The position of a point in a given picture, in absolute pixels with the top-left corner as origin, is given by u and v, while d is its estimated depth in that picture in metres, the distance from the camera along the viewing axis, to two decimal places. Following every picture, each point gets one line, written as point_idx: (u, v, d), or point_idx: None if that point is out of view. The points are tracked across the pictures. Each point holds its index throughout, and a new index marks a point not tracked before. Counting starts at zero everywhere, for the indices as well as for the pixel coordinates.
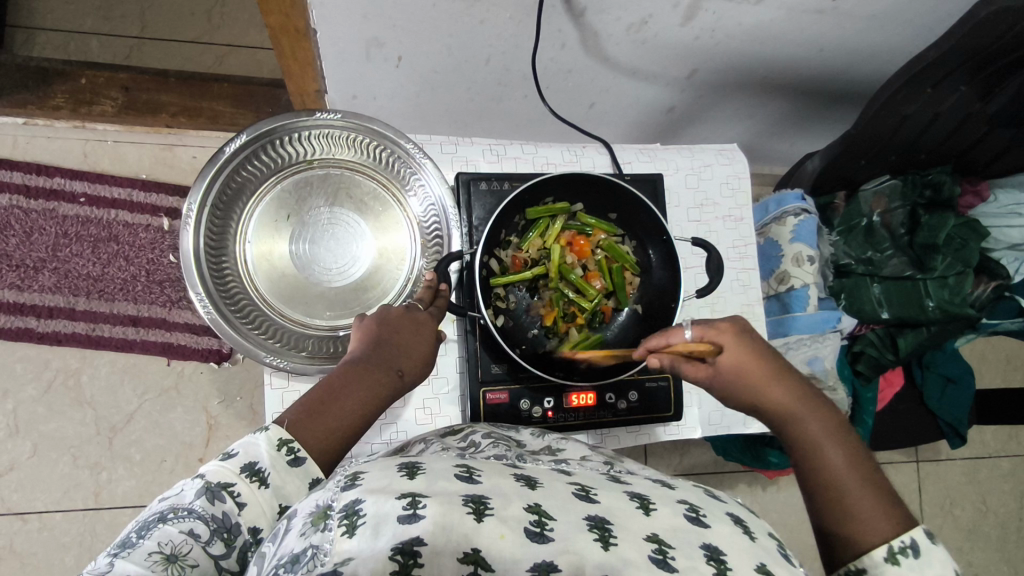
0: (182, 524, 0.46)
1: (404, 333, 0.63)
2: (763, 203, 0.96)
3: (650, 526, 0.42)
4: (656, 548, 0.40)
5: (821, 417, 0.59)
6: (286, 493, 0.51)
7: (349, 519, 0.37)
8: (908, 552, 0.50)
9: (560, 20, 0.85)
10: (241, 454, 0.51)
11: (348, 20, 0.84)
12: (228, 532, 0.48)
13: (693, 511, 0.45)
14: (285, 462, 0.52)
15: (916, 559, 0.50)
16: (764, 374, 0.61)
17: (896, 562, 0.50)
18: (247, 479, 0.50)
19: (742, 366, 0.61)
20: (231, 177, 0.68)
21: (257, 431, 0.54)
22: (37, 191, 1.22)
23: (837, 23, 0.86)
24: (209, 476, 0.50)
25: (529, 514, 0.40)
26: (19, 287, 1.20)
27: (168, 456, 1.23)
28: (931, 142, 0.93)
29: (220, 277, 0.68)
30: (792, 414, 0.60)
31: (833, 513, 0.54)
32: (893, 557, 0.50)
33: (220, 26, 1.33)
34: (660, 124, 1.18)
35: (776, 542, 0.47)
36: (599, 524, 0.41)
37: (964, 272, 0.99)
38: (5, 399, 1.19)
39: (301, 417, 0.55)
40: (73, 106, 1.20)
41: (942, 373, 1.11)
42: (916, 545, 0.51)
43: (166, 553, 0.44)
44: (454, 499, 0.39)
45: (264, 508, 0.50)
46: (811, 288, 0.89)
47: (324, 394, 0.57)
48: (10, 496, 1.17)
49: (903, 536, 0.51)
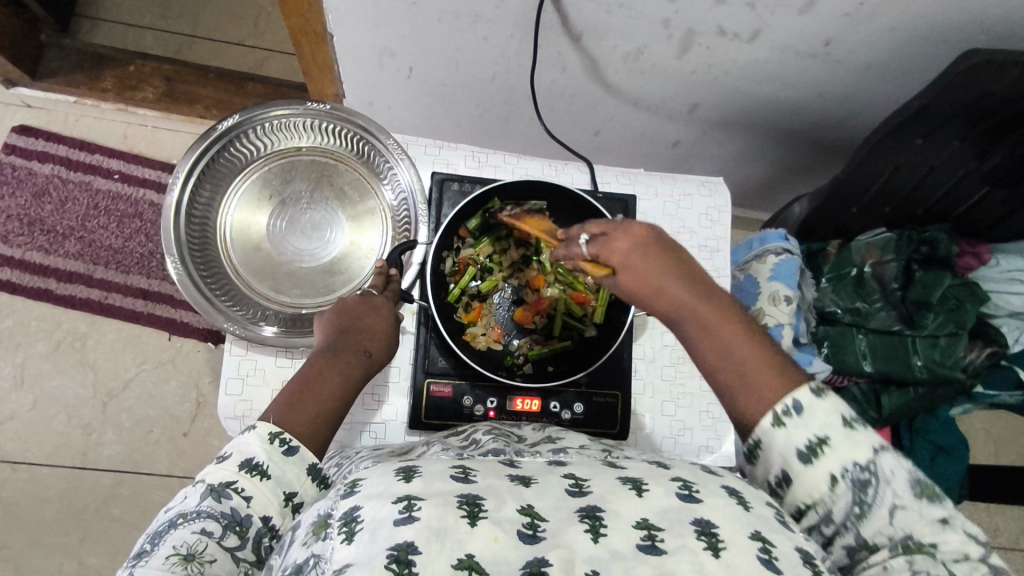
0: (193, 525, 0.47)
1: (366, 318, 0.65)
2: (747, 241, 0.95)
3: (641, 510, 0.41)
4: (645, 534, 0.40)
5: (702, 300, 0.52)
6: (287, 481, 0.52)
7: (349, 526, 0.40)
8: (793, 413, 0.48)
9: (560, 43, 0.88)
10: (235, 454, 0.52)
11: (361, 28, 0.89)
12: (240, 526, 0.49)
13: (686, 488, 0.44)
14: (279, 453, 0.53)
15: (802, 419, 0.48)
16: (648, 268, 0.52)
17: (782, 425, 0.48)
18: (248, 474, 0.51)
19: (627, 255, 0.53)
20: (222, 152, 0.73)
21: (244, 431, 0.54)
22: (77, 164, 1.32)
23: (831, 69, 0.87)
24: (210, 478, 0.50)
25: (522, 516, 0.40)
26: (46, 251, 1.29)
27: (155, 427, 1.27)
28: (926, 198, 0.92)
29: (198, 242, 0.72)
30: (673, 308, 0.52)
31: (734, 392, 0.50)
32: (780, 422, 0.48)
33: (265, 32, 1.41)
34: (666, 158, 1.20)
35: (775, 511, 0.45)
36: (590, 514, 0.40)
37: (958, 334, 0.97)
38: (16, 352, 1.26)
39: (287, 409, 0.56)
40: (118, 89, 1.30)
41: (933, 440, 1.06)
42: (800, 404, 0.48)
43: (182, 554, 0.45)
44: (449, 501, 0.40)
45: (270, 497, 0.51)
46: (784, 327, 0.89)
47: (301, 385, 0.58)
48: (6, 444, 1.23)
49: (787, 399, 0.48)
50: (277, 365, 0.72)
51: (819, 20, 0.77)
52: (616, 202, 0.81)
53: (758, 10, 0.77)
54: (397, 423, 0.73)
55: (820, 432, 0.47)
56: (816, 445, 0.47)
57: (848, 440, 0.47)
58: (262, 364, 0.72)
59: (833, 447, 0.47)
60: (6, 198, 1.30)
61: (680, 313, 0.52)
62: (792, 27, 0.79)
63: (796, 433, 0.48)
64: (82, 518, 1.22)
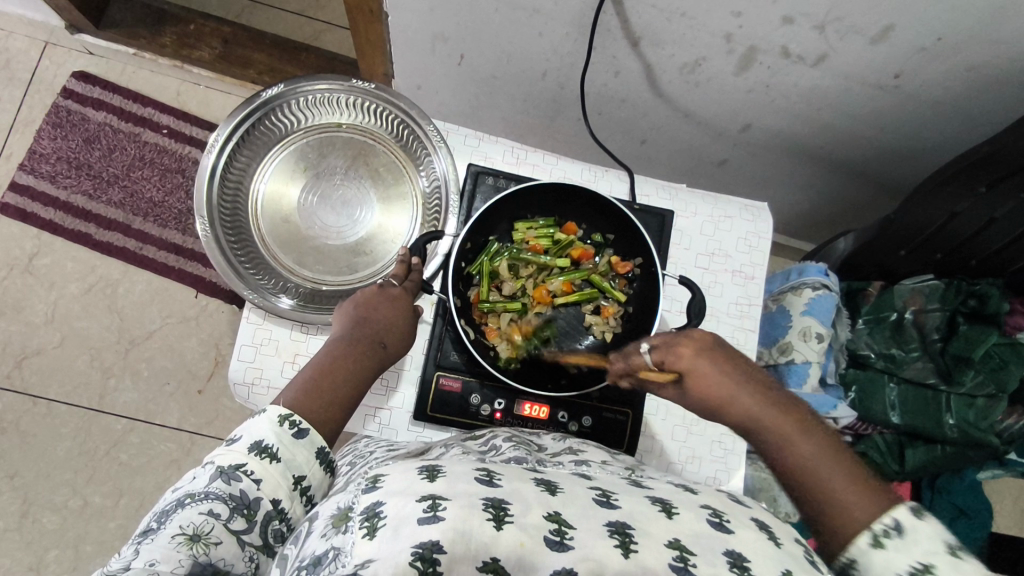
0: (201, 506, 0.47)
1: (381, 309, 0.65)
2: (784, 271, 0.92)
3: (672, 530, 0.39)
4: (677, 555, 0.38)
5: (787, 419, 0.51)
6: (296, 464, 0.51)
7: (370, 521, 0.37)
8: (892, 533, 0.45)
9: (616, 46, 0.86)
10: (245, 437, 0.51)
11: (416, 10, 0.88)
12: (247, 509, 0.48)
13: (717, 516, 0.42)
14: (289, 436, 0.52)
15: (901, 539, 0.44)
16: (720, 389, 0.53)
17: (880, 546, 0.44)
18: (258, 456, 0.50)
19: (699, 384, 0.54)
20: (262, 120, 0.73)
21: (256, 413, 0.53)
22: (129, 115, 1.35)
23: (899, 103, 0.83)
24: (221, 460, 0.49)
25: (548, 522, 0.38)
26: (90, 196, 1.32)
27: (171, 380, 1.30)
28: (982, 249, 0.85)
29: (229, 205, 0.72)
30: (752, 421, 0.52)
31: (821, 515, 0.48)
32: (877, 541, 0.45)
33: (325, 4, 1.41)
34: (710, 175, 1.16)
35: (804, 550, 0.42)
36: (620, 530, 0.39)
37: (996, 396, 0.91)
38: (49, 290, 1.29)
39: (301, 397, 0.55)
40: (176, 47, 1.33)
41: (956, 503, 1.01)
42: (900, 526, 0.45)
43: (188, 535, 0.45)
44: (475, 503, 0.38)
45: (280, 480, 0.50)
46: (813, 366, 0.85)
47: (318, 374, 0.58)
48: (30, 377, 1.26)
49: (884, 518, 0.45)
50: (291, 338, 0.72)
51: (892, 50, 0.73)
52: (653, 216, 0.80)
53: (828, 35, 0.73)
54: (402, 413, 0.71)
55: (924, 558, 0.43)
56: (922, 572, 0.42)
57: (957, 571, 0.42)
58: (277, 336, 0.71)
59: None
60: (58, 140, 1.33)
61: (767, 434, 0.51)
62: (861, 56, 0.75)
63: (895, 557, 0.43)
64: (91, 459, 1.25)
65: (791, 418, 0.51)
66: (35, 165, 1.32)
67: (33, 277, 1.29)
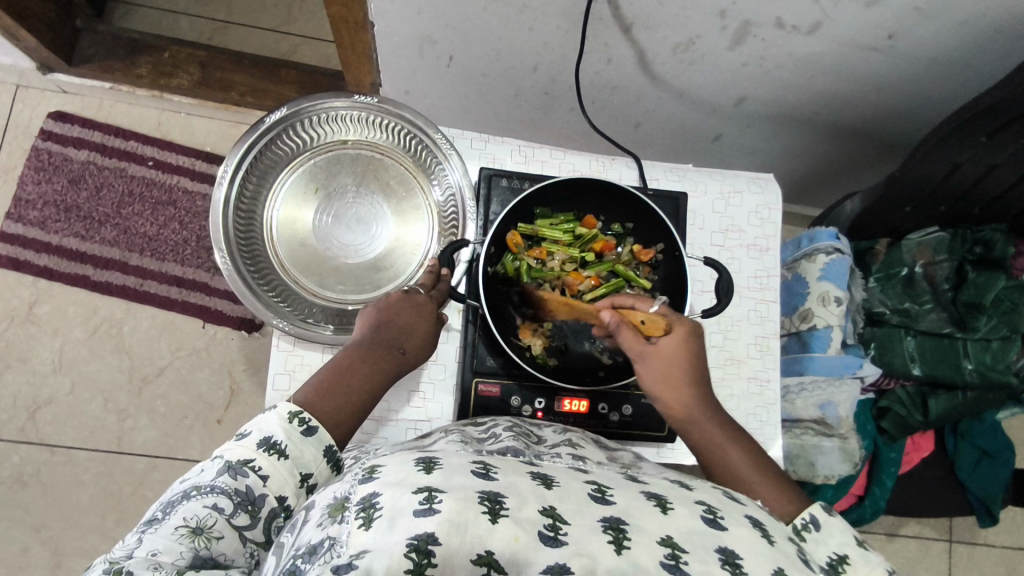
0: (206, 498, 0.48)
1: (403, 315, 0.65)
2: (796, 238, 0.93)
3: (666, 528, 0.40)
4: (669, 552, 0.39)
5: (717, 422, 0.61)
6: (304, 463, 0.52)
7: (366, 513, 0.38)
8: (809, 528, 0.53)
9: (608, 33, 0.86)
10: (255, 432, 0.52)
11: (403, 17, 0.87)
12: (252, 505, 0.49)
13: (711, 512, 0.43)
14: (298, 433, 0.53)
15: (818, 533, 0.53)
16: (677, 380, 0.62)
17: (799, 539, 0.52)
18: (266, 453, 0.51)
19: (661, 368, 0.62)
20: (267, 146, 0.72)
21: (268, 409, 0.54)
22: (112, 151, 1.32)
23: (893, 63, 0.84)
24: (229, 455, 0.51)
25: (544, 517, 0.39)
26: (82, 237, 1.30)
27: (189, 414, 1.28)
28: (984, 197, 0.87)
29: (244, 235, 0.72)
30: (689, 418, 0.62)
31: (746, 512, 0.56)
32: (795, 534, 0.52)
33: (298, 17, 1.39)
34: (706, 150, 1.17)
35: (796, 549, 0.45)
36: (614, 526, 0.39)
37: (1010, 338, 0.94)
38: (53, 337, 1.27)
39: (312, 397, 0.56)
40: (153, 76, 1.30)
41: (979, 445, 1.04)
42: (815, 521, 0.53)
43: (191, 526, 0.46)
44: (469, 495, 0.39)
45: (287, 478, 0.51)
46: (834, 330, 0.88)
47: (331, 376, 0.58)
48: (45, 427, 1.25)
49: (803, 514, 0.53)
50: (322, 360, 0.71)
51: (884, 11, 0.74)
52: (667, 200, 0.80)
53: (821, 3, 0.74)
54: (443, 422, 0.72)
55: (839, 550, 0.51)
56: (838, 562, 0.51)
57: (866, 561, 0.51)
58: (309, 359, 0.71)
59: (854, 566, 0.50)
60: (42, 184, 1.30)
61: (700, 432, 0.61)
62: (855, 20, 0.76)
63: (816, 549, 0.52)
64: (117, 501, 1.24)
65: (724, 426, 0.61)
66: (22, 212, 1.29)
67: (34, 326, 1.27)
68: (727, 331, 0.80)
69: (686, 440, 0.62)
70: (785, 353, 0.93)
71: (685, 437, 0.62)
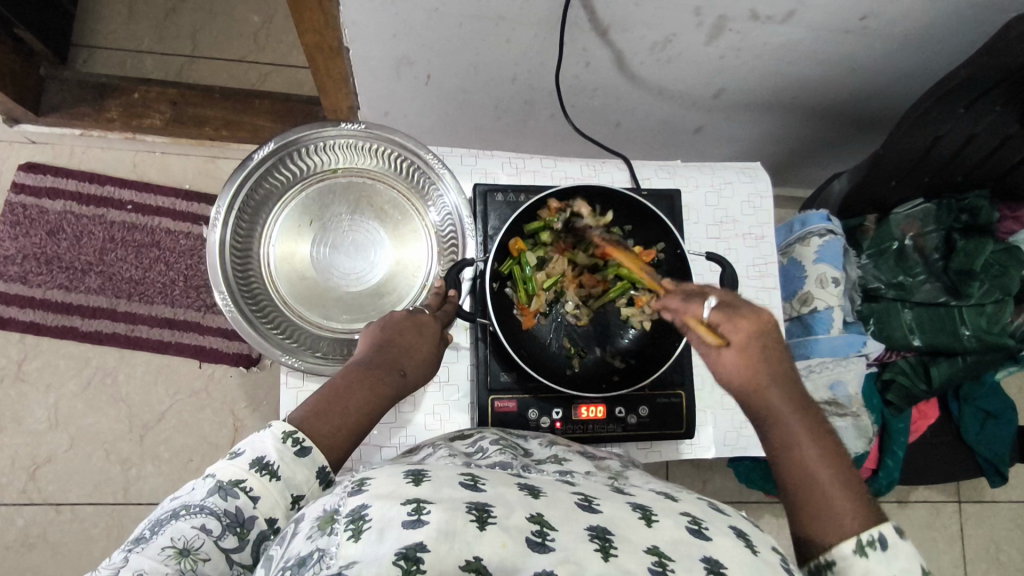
0: (194, 519, 0.47)
1: (408, 335, 0.64)
2: (787, 224, 0.96)
3: (651, 537, 0.40)
4: (656, 560, 0.38)
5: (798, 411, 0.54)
6: (296, 483, 0.50)
7: (355, 524, 0.37)
8: (876, 546, 0.49)
9: (584, 39, 0.86)
10: (248, 452, 0.51)
11: (379, 40, 0.87)
12: (241, 527, 0.48)
13: (696, 523, 0.43)
14: (291, 453, 0.51)
15: (883, 552, 0.49)
16: (755, 366, 0.54)
17: (863, 555, 0.48)
18: (257, 473, 0.50)
19: (740, 355, 0.54)
20: (257, 184, 0.71)
21: (263, 428, 0.53)
22: (89, 198, 1.30)
23: (866, 43, 0.85)
24: (221, 474, 0.50)
25: (531, 524, 0.39)
26: (67, 288, 1.27)
27: (194, 456, 1.26)
28: (966, 164, 0.89)
29: (242, 275, 0.71)
30: (766, 403, 0.54)
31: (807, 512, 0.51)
32: (861, 550, 0.48)
33: (265, 46, 1.38)
34: (689, 142, 1.17)
35: (780, 557, 0.44)
36: (600, 534, 0.39)
37: (1003, 300, 0.95)
38: (47, 393, 1.24)
39: (310, 415, 0.55)
40: (125, 118, 1.26)
41: (982, 407, 1.06)
42: (884, 539, 0.49)
43: (178, 548, 0.45)
44: (458, 506, 0.38)
45: (277, 499, 0.49)
46: (835, 310, 0.90)
47: (331, 394, 0.57)
48: (47, 486, 1.22)
49: (871, 531, 0.49)
50: None
51: None
52: (661, 198, 0.80)
53: None
54: None
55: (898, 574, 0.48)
56: None
57: None
58: None
59: None
60: (20, 238, 1.27)
61: (778, 420, 0.54)
62: (826, 6, 0.77)
63: (878, 567, 0.48)
64: None
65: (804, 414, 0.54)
66: (2, 269, 1.26)
67: (26, 384, 1.24)
68: None
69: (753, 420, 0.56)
70: (790, 337, 0.95)
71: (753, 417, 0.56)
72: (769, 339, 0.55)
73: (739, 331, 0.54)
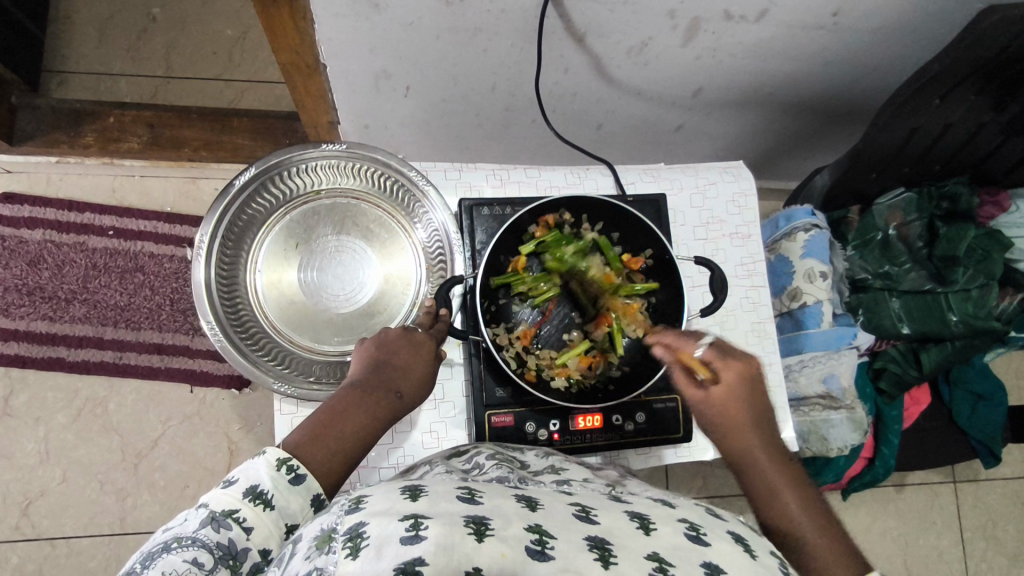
0: (187, 552, 0.45)
1: (401, 353, 0.63)
2: (773, 221, 0.98)
3: (651, 545, 0.40)
4: (657, 566, 0.38)
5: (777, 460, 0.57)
6: (290, 512, 0.50)
7: (353, 541, 0.36)
8: None
9: (562, 45, 0.86)
10: (242, 480, 0.51)
11: (356, 56, 0.86)
12: (234, 559, 0.47)
13: (694, 529, 0.44)
14: (286, 481, 0.51)
15: None
16: (739, 412, 0.58)
17: None
18: (252, 502, 0.49)
19: (724, 401, 0.59)
20: (241, 211, 0.71)
21: (257, 455, 0.53)
22: (69, 226, 1.28)
23: (840, 38, 0.86)
24: (214, 504, 0.49)
25: (529, 534, 0.39)
26: (51, 318, 1.25)
27: (190, 482, 1.25)
28: (944, 153, 0.91)
29: (230, 304, 0.70)
30: (746, 450, 0.58)
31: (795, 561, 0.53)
32: None
33: (240, 63, 1.36)
34: (671, 141, 1.18)
35: (778, 561, 0.44)
36: (600, 543, 0.39)
37: (988, 285, 0.97)
38: (36, 426, 1.22)
39: (306, 441, 0.54)
40: (101, 143, 1.23)
41: (974, 390, 1.07)
42: None
43: None
44: (455, 520, 0.38)
45: (271, 530, 0.49)
46: (824, 304, 0.91)
47: (326, 419, 0.56)
48: (41, 521, 1.20)
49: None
50: None
51: None
52: (647, 203, 0.79)
53: None
54: None
55: None
56: None
57: None
58: None
59: None
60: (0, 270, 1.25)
61: (760, 467, 0.57)
62: (799, 4, 0.78)
63: None
64: None
65: (784, 465, 0.57)
66: None
67: (14, 419, 1.22)
68: (723, 323, 0.81)
69: (738, 473, 0.59)
70: (781, 333, 0.96)
71: (737, 469, 0.59)
72: (756, 388, 0.60)
73: (727, 371, 0.59)
